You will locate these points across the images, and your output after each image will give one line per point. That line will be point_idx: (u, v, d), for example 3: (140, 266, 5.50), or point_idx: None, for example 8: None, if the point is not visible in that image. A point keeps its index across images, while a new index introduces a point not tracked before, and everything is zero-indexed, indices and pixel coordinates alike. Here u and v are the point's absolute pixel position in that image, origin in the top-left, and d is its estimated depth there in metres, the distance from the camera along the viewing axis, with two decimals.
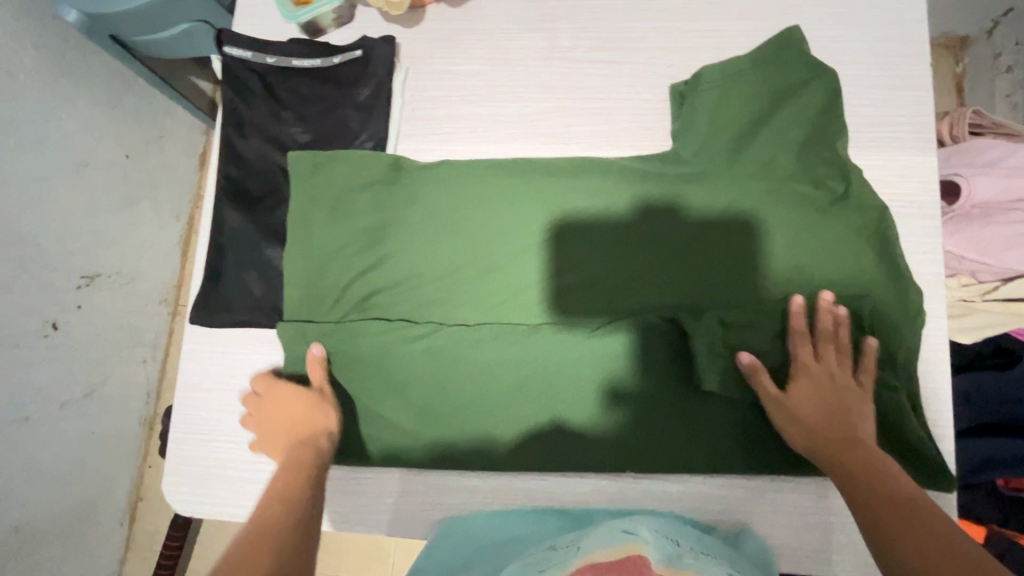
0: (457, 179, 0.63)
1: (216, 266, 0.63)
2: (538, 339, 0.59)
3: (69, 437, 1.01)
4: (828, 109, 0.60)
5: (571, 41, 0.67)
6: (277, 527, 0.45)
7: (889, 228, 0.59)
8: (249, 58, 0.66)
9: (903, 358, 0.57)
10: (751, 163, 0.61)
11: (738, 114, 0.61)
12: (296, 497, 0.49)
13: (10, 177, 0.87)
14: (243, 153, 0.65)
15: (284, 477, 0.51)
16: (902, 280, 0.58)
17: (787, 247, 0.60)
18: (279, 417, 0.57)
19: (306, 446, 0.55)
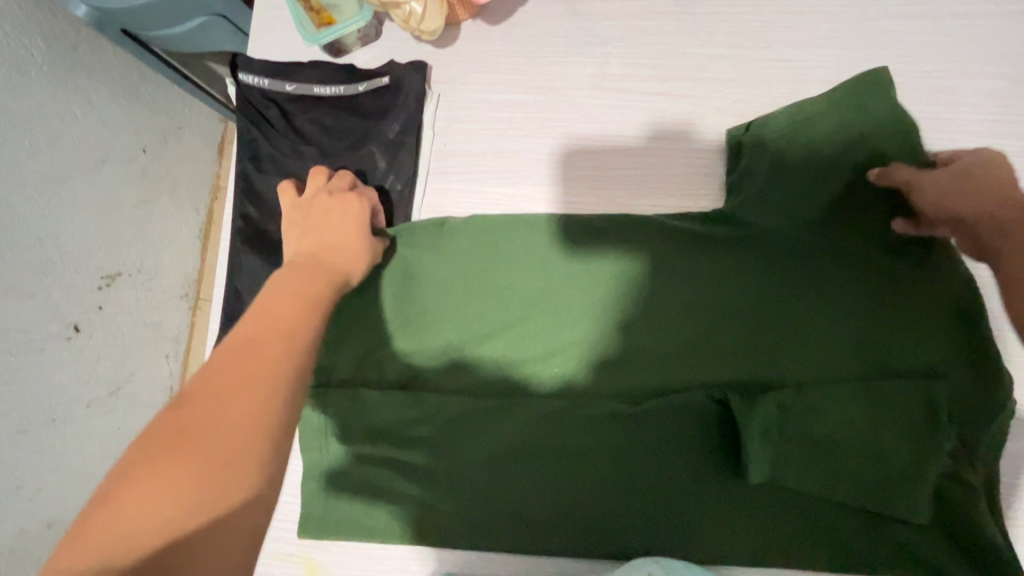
0: (486, 242, 0.58)
1: (235, 316, 0.60)
2: (568, 414, 0.57)
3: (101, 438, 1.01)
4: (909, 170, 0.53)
5: (623, 68, 0.60)
6: (236, 381, 0.36)
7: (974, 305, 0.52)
8: (266, 85, 0.60)
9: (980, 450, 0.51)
10: (826, 223, 0.54)
11: (803, 171, 0.54)
12: (258, 388, 0.36)
13: (30, 177, 0.85)
14: (262, 192, 0.60)
15: (271, 342, 0.39)
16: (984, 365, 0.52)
17: (854, 321, 0.54)
18: (294, 303, 0.42)
19: (301, 327, 0.41)
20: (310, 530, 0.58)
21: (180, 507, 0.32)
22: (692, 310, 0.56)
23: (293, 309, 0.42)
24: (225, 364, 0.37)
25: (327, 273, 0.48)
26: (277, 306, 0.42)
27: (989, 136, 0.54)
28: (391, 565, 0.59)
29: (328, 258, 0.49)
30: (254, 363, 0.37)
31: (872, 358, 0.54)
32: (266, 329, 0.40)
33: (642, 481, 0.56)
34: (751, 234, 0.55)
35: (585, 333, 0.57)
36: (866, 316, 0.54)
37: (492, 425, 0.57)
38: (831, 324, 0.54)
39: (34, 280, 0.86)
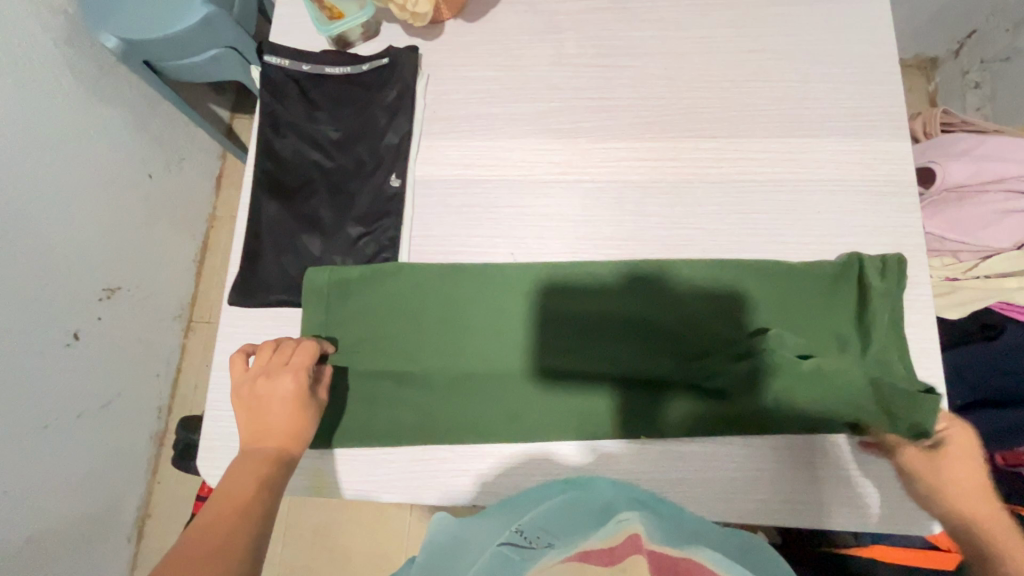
0: (453, 278, 0.67)
1: (254, 251, 0.68)
2: (543, 368, 0.64)
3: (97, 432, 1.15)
4: (893, 313, 0.61)
5: (575, 49, 0.75)
6: (221, 523, 0.47)
7: (896, 294, 0.61)
8: (286, 65, 0.73)
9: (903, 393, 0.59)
10: (783, 278, 0.64)
11: (793, 287, 0.63)
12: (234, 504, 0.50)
13: (38, 190, 0.98)
14: (280, 150, 0.71)
15: (234, 499, 0.50)
16: (898, 324, 0.61)
17: (792, 311, 0.63)
18: (246, 462, 0.54)
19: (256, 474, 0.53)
20: (321, 440, 0.64)
21: (219, 542, 0.45)
22: (664, 353, 0.64)
23: (242, 464, 0.54)
24: (211, 507, 0.49)
25: (262, 431, 0.57)
26: (230, 477, 0.53)
27: (863, 84, 0.69)
28: (392, 468, 0.64)
29: (269, 401, 0.58)
30: (233, 495, 0.51)
31: (793, 325, 0.63)
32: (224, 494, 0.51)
33: (620, 427, 0.63)
34: (721, 283, 0.64)
35: (580, 312, 0.66)
36: (789, 307, 0.63)
37: (473, 388, 0.64)
38: (772, 324, 0.63)
39: (31, 284, 0.98)
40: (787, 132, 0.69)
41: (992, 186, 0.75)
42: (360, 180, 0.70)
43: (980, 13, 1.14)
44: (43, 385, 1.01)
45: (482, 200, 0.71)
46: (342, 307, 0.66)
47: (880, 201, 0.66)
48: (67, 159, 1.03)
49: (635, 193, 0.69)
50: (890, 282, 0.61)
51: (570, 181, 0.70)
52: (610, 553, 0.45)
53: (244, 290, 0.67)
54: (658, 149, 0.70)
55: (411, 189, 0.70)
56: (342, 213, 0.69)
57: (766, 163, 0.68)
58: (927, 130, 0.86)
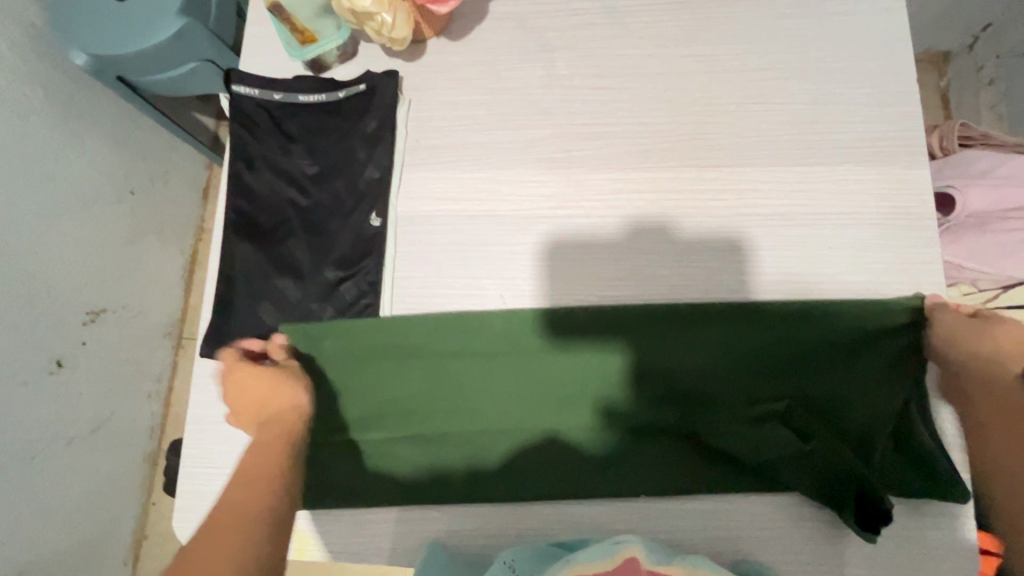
0: (443, 328, 0.62)
1: (227, 298, 0.64)
2: (537, 421, 0.60)
3: (87, 459, 1.11)
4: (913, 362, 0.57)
5: (568, 69, 0.69)
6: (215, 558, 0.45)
7: (916, 341, 0.57)
8: (256, 95, 0.68)
9: (922, 449, 0.55)
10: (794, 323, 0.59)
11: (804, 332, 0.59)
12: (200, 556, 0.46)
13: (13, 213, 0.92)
14: (253, 187, 0.67)
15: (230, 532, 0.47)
16: (917, 373, 0.56)
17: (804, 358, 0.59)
18: (241, 484, 0.51)
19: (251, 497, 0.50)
20: (303, 500, 0.60)
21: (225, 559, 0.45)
22: (664, 407, 0.60)
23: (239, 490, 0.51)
24: (220, 509, 0.49)
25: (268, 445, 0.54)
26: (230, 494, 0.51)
27: (879, 105, 0.64)
28: (379, 528, 0.61)
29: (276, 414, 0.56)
30: (235, 509, 0.49)
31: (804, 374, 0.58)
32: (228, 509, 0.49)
33: (618, 485, 0.59)
34: (727, 326, 0.60)
35: (576, 360, 0.61)
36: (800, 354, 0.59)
37: (462, 445, 0.61)
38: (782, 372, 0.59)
39: (11, 313, 0.93)
40: (797, 160, 0.64)
41: (1015, 212, 0.70)
42: (338, 218, 0.66)
43: (995, 7, 1.07)
44: (29, 417, 0.97)
45: (471, 238, 0.66)
46: (319, 360, 0.61)
47: (898, 235, 0.61)
48: (43, 178, 0.98)
49: (634, 228, 0.64)
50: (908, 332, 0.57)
51: (563, 213, 0.66)
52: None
53: (217, 340, 0.63)
54: (659, 178, 0.65)
55: (393, 228, 0.66)
56: (319, 256, 0.65)
57: (774, 193, 0.63)
58: (944, 145, 0.81)
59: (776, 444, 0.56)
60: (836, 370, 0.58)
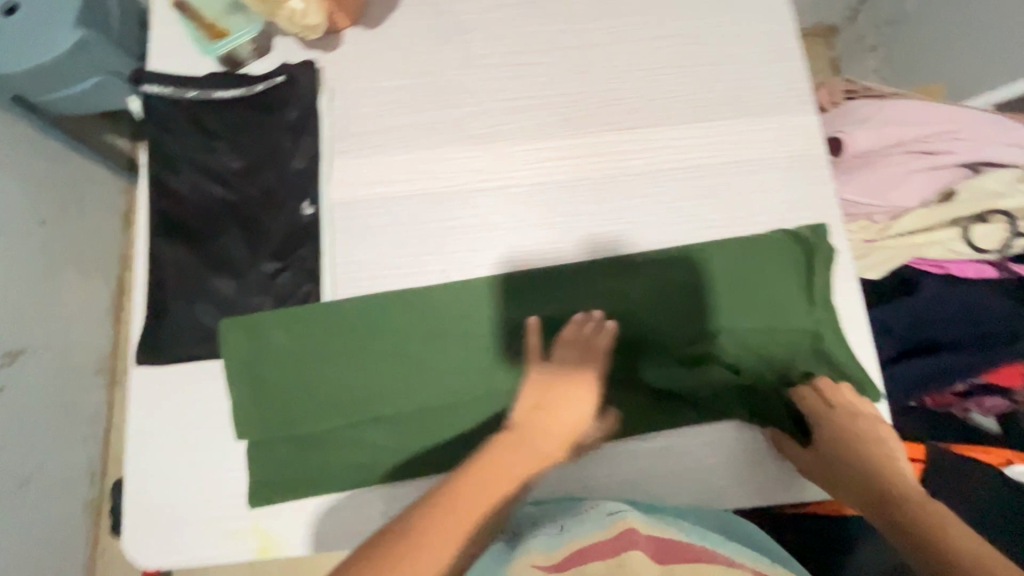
0: (388, 308, 0.63)
1: (159, 303, 0.62)
2: (490, 385, 0.62)
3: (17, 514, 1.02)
4: (821, 285, 0.63)
5: (485, 49, 0.72)
6: (452, 526, 0.45)
7: (821, 266, 0.63)
8: (169, 94, 0.66)
9: (840, 362, 0.61)
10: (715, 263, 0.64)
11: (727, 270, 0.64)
12: (460, 535, 0.45)
13: None
14: (175, 188, 0.65)
15: (462, 498, 0.47)
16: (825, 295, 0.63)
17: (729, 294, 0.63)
18: (483, 483, 0.48)
19: (506, 492, 0.48)
20: (261, 497, 0.59)
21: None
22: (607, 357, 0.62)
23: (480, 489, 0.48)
24: (462, 502, 0.46)
25: (489, 463, 0.50)
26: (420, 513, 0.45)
27: (769, 62, 0.70)
28: (345, 513, 0.60)
29: (512, 439, 0.52)
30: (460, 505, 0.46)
31: (731, 308, 0.63)
32: (436, 504, 0.46)
33: None
34: (657, 273, 0.64)
35: (520, 322, 0.63)
36: (726, 290, 0.63)
37: (417, 420, 0.61)
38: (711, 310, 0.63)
39: None
40: (703, 117, 0.69)
41: (894, 148, 0.79)
42: (268, 210, 0.65)
43: None
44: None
45: (408, 217, 0.67)
46: (263, 352, 0.61)
47: (798, 176, 0.67)
48: None
49: (564, 193, 0.67)
50: (808, 259, 0.63)
51: (495, 186, 0.68)
52: (606, 545, 0.47)
53: (152, 347, 0.61)
54: (581, 145, 0.69)
55: (327, 215, 0.66)
56: (252, 250, 0.64)
57: (687, 149, 0.68)
58: (833, 99, 0.89)
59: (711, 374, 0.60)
60: (755, 301, 0.63)
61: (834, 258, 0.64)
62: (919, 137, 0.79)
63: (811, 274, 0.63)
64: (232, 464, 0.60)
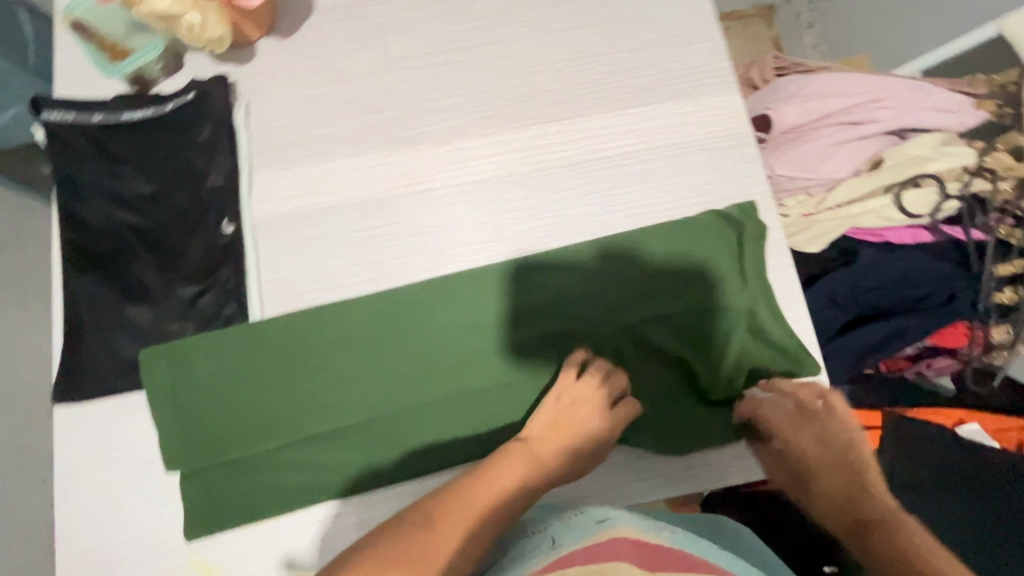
0: (317, 323, 0.61)
1: (75, 338, 0.60)
2: (427, 393, 0.60)
3: None
4: (752, 263, 0.63)
5: (402, 51, 0.70)
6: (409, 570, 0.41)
7: (750, 244, 0.63)
8: (71, 120, 0.64)
9: (775, 339, 0.61)
10: (647, 251, 0.63)
11: (659, 255, 0.63)
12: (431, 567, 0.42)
13: None
14: (85, 217, 0.62)
15: (429, 542, 0.44)
16: (757, 273, 0.62)
17: (663, 279, 0.62)
18: (454, 523, 0.46)
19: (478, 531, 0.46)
20: (197, 529, 0.57)
21: None
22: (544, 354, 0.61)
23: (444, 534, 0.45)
24: (422, 549, 0.43)
25: (459, 500, 0.48)
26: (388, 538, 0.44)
27: (688, 45, 0.70)
28: (289, 538, 0.58)
29: (478, 485, 0.50)
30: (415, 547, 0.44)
31: (666, 294, 0.62)
32: (395, 542, 0.44)
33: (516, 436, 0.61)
34: (591, 265, 0.63)
35: (454, 326, 0.62)
36: (659, 277, 0.63)
37: (354, 434, 0.59)
38: (645, 296, 0.62)
39: None
40: (627, 104, 0.68)
41: (823, 121, 0.79)
42: (185, 233, 0.63)
43: None
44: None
45: (334, 228, 0.65)
46: (190, 380, 0.59)
47: (724, 155, 0.67)
48: None
49: (492, 191, 0.66)
50: (737, 238, 0.63)
51: (421, 190, 0.66)
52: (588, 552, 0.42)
53: (71, 384, 0.58)
54: (505, 141, 0.68)
55: (248, 232, 0.64)
56: (171, 274, 0.61)
57: (612, 137, 0.68)
58: (763, 77, 0.90)
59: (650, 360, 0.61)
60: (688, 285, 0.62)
61: (764, 235, 0.64)
62: (845, 108, 0.79)
63: (740, 254, 0.63)
64: (168, 498, 0.58)
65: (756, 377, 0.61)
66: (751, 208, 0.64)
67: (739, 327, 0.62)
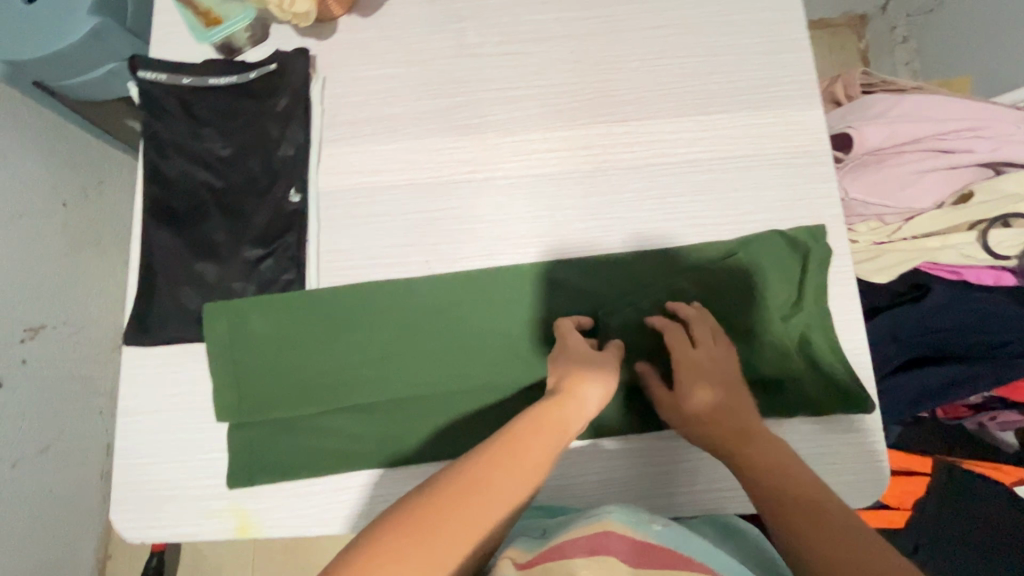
0: (368, 299, 0.63)
1: (148, 286, 0.64)
2: (467, 379, 0.61)
3: (31, 491, 0.99)
4: (813, 289, 0.60)
5: (478, 38, 0.71)
6: (459, 530, 0.38)
7: (816, 268, 0.60)
8: (164, 80, 0.67)
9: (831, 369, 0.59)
10: (701, 266, 0.62)
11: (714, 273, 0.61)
12: (452, 542, 0.38)
13: None
14: (166, 173, 0.66)
15: (470, 507, 0.40)
16: (817, 300, 0.60)
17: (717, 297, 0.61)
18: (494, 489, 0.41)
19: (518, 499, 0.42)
20: (238, 479, 0.60)
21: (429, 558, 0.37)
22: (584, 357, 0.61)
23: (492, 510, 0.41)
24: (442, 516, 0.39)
25: (483, 476, 0.42)
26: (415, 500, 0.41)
27: (773, 54, 0.67)
28: (322, 499, 0.60)
29: (503, 455, 0.44)
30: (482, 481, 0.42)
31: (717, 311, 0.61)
32: (421, 514, 0.39)
33: None
34: (643, 273, 0.63)
35: (500, 317, 0.62)
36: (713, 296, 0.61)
37: (391, 411, 0.61)
38: None
39: None
40: (700, 110, 0.66)
41: (910, 145, 0.74)
42: (255, 197, 0.65)
43: None
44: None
45: (393, 207, 0.67)
46: (245, 340, 0.62)
47: (798, 173, 0.64)
48: None
49: (551, 186, 0.66)
50: (802, 263, 0.61)
51: (482, 177, 0.67)
52: (578, 543, 0.41)
53: (141, 329, 0.63)
54: (571, 137, 0.67)
55: (314, 203, 0.66)
56: (239, 235, 0.64)
57: (681, 142, 0.66)
58: (848, 93, 0.85)
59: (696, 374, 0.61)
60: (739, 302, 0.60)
61: (831, 262, 0.61)
62: (935, 134, 0.74)
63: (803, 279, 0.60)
64: (217, 444, 0.62)
65: (799, 405, 0.60)
66: (819, 232, 0.62)
67: (791, 353, 0.60)
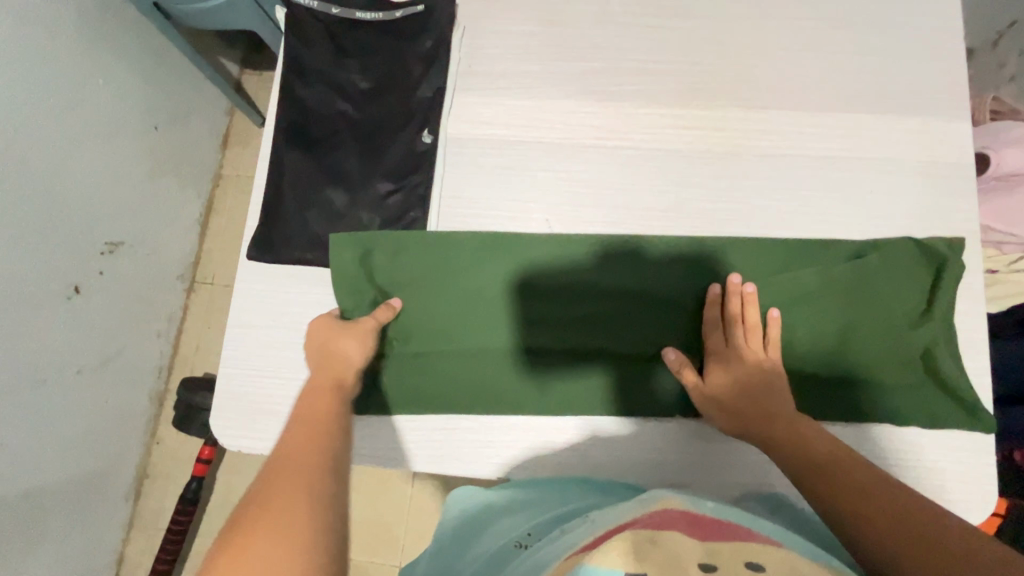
0: (482, 250, 0.63)
1: (276, 204, 0.65)
2: (575, 340, 0.62)
3: (93, 398, 1.00)
4: (944, 300, 0.59)
5: (621, 7, 0.70)
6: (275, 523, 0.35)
7: (947, 280, 0.59)
8: (314, 7, 0.68)
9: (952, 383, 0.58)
10: (825, 262, 0.61)
11: (839, 269, 0.60)
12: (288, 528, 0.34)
13: (49, 135, 0.85)
14: (305, 98, 0.67)
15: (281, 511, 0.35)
16: (946, 311, 0.59)
17: (839, 294, 0.60)
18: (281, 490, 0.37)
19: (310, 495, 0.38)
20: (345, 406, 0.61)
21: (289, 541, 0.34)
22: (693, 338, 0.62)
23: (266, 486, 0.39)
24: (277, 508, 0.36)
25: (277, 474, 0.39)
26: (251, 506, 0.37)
27: (925, 61, 0.66)
28: (416, 436, 0.62)
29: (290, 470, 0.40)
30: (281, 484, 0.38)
31: (839, 308, 0.60)
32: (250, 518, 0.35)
33: (651, 405, 0.61)
34: (764, 260, 0.62)
35: (611, 284, 0.63)
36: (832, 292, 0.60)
37: (498, 361, 0.62)
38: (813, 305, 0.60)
39: (38, 236, 0.86)
40: (842, 107, 0.65)
41: None
42: (389, 132, 0.66)
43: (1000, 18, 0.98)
44: (37, 347, 0.88)
45: (517, 162, 0.67)
46: (364, 275, 0.63)
47: (936, 184, 0.63)
48: (86, 104, 0.91)
49: (678, 163, 0.66)
50: (934, 274, 0.60)
51: (610, 145, 0.67)
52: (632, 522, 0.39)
53: (264, 244, 0.64)
54: (705, 118, 0.66)
55: (443, 146, 0.67)
56: (370, 167, 0.65)
57: (817, 137, 0.65)
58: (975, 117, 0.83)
59: (807, 366, 0.60)
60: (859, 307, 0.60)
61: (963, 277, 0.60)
62: None
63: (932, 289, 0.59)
64: None
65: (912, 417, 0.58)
66: (953, 241, 0.60)
67: (908, 361, 0.59)
